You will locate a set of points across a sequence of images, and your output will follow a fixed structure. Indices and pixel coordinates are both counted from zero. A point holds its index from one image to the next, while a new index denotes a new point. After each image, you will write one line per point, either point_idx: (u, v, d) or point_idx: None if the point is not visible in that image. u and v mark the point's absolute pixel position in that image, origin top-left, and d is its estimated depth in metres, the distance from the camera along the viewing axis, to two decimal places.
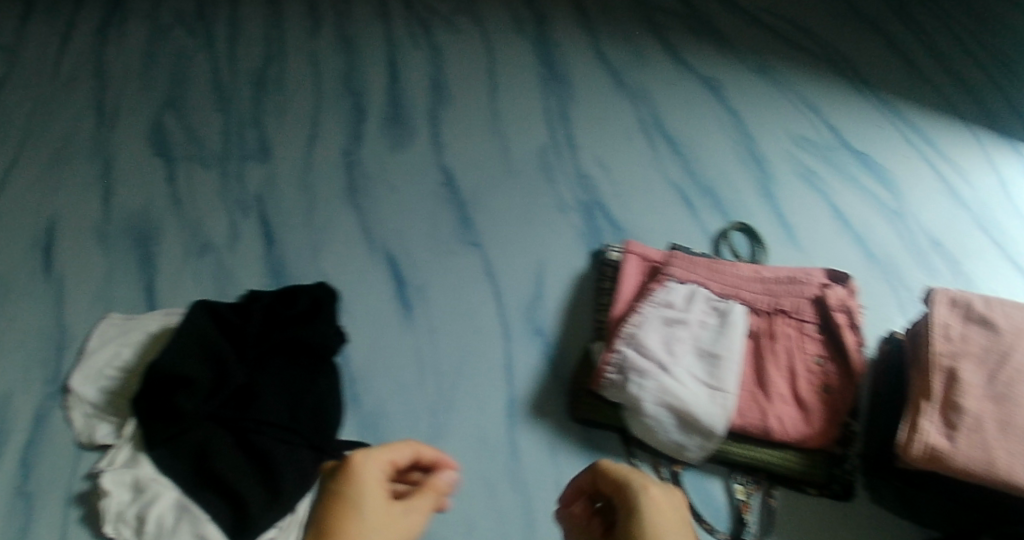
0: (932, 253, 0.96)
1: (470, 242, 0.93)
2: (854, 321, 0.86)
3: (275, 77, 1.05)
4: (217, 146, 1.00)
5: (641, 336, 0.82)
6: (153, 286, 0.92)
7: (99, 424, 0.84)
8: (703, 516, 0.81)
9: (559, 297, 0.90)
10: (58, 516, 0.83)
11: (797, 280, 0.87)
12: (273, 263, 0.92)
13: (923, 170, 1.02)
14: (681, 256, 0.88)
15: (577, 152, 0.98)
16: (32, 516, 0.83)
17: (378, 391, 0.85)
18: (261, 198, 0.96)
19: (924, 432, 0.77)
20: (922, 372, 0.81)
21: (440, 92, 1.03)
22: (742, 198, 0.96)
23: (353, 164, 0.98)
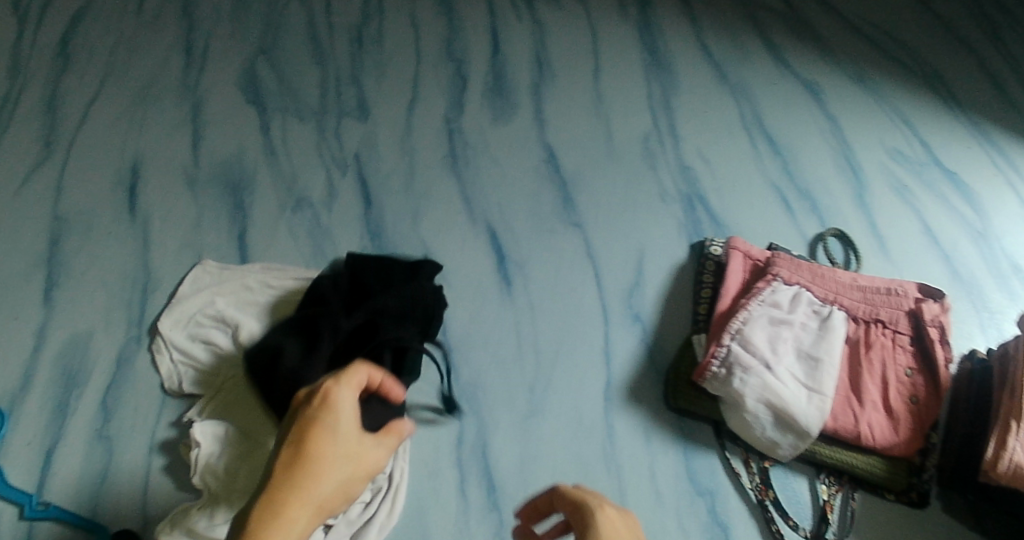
0: (1013, 277, 0.98)
1: (571, 222, 0.92)
2: (946, 337, 0.87)
3: (374, 34, 1.02)
4: (314, 100, 0.97)
5: (748, 332, 0.82)
6: (247, 237, 0.90)
7: (185, 373, 0.83)
8: (787, 512, 0.82)
9: (657, 285, 0.90)
10: (141, 461, 0.81)
11: (894, 291, 0.88)
12: (372, 226, 0.91)
13: (1009, 193, 1.03)
14: (786, 257, 0.88)
15: (679, 142, 0.98)
16: (114, 458, 0.81)
17: (475, 364, 0.85)
18: (359, 158, 0.94)
19: (1010, 449, 0.79)
20: (1011, 391, 0.82)
21: (544, 69, 1.01)
22: (837, 204, 0.97)
23: (455, 132, 0.96)
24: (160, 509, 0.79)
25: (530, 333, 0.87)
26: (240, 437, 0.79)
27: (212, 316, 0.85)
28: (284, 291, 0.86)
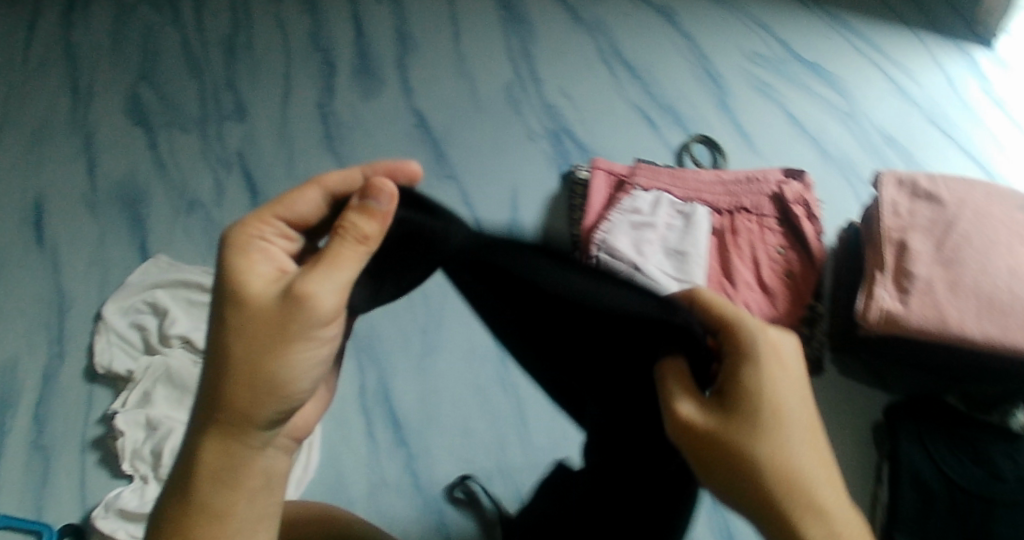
0: (885, 148, 1.00)
1: (446, 175, 0.97)
2: (812, 212, 0.90)
3: (244, 42, 1.08)
4: (195, 110, 1.03)
5: (612, 240, 0.87)
6: (147, 244, 0.96)
7: (117, 355, 0.91)
8: None
9: (534, 216, 0.94)
10: (76, 461, 0.87)
11: (754, 178, 0.92)
12: (260, 213, 0.96)
13: (874, 74, 1.05)
14: (645, 166, 0.93)
15: (541, 85, 1.02)
16: (51, 462, 0.87)
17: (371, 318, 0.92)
18: (242, 155, 1.00)
19: (879, 299, 0.84)
20: (873, 248, 0.88)
21: (406, 42, 1.05)
22: (700, 113, 1.01)
23: (328, 115, 1.01)
24: (97, 500, 0.85)
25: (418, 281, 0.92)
26: (156, 420, 0.86)
27: (148, 304, 0.92)
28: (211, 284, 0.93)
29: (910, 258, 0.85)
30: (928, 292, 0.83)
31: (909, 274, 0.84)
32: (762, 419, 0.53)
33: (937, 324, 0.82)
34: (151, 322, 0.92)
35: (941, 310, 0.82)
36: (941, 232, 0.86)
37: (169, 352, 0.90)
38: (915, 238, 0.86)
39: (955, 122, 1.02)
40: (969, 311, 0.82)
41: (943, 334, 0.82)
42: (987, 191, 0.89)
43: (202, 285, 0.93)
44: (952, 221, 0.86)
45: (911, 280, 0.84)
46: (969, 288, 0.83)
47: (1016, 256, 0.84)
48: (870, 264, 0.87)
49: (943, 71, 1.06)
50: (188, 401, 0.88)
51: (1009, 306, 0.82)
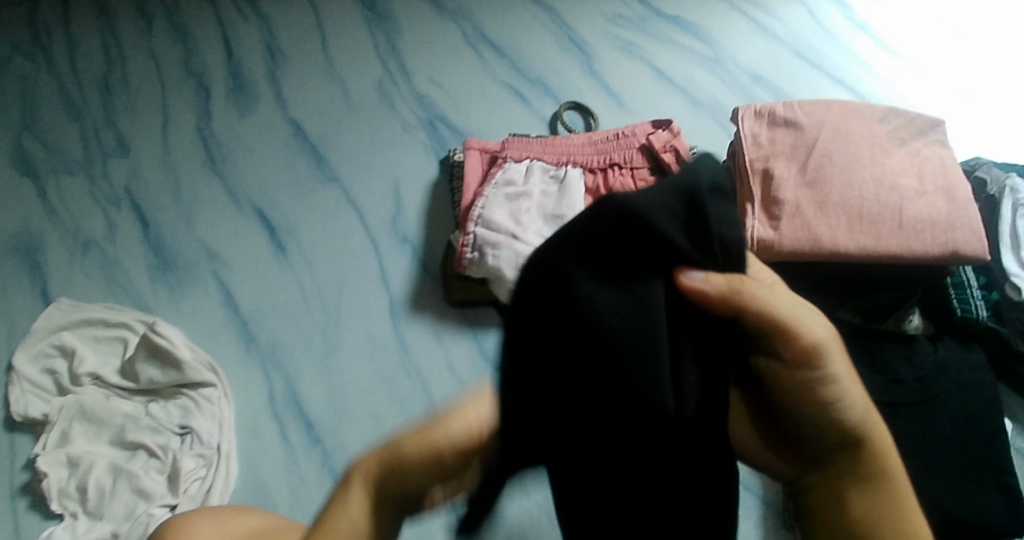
0: (752, 85, 1.05)
1: (328, 178, 1.00)
2: (683, 157, 0.91)
3: (119, 78, 1.08)
4: (79, 152, 1.04)
5: (488, 214, 0.87)
6: (48, 288, 0.97)
7: (32, 401, 0.88)
8: None
9: (417, 205, 0.99)
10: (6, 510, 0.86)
11: (622, 134, 0.94)
12: (154, 243, 0.98)
13: (736, 17, 1.10)
14: (516, 139, 0.95)
15: (411, 77, 1.05)
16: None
17: (272, 327, 0.92)
18: (129, 190, 1.01)
19: (752, 230, 0.84)
20: (743, 182, 0.89)
21: (276, 55, 1.07)
22: (568, 81, 1.04)
23: (208, 138, 1.03)
24: None
25: (314, 284, 0.94)
26: (77, 457, 0.84)
27: (56, 347, 0.91)
28: (119, 319, 0.92)
29: (776, 186, 0.86)
30: (797, 215, 0.83)
31: (777, 201, 0.85)
32: (849, 373, 0.57)
33: (809, 245, 0.82)
34: (62, 364, 0.91)
35: (812, 230, 0.83)
36: (804, 155, 0.87)
37: (80, 390, 0.88)
38: (780, 165, 0.87)
39: (816, 51, 1.09)
40: (839, 227, 0.83)
41: (816, 254, 0.82)
42: (846, 109, 0.91)
43: (104, 319, 0.92)
44: (813, 142, 0.87)
45: (780, 206, 0.84)
46: (838, 205, 0.84)
47: (879, 167, 0.86)
48: (741, 197, 0.88)
49: (802, 6, 1.11)
50: (106, 433, 0.86)
51: (877, 216, 0.83)
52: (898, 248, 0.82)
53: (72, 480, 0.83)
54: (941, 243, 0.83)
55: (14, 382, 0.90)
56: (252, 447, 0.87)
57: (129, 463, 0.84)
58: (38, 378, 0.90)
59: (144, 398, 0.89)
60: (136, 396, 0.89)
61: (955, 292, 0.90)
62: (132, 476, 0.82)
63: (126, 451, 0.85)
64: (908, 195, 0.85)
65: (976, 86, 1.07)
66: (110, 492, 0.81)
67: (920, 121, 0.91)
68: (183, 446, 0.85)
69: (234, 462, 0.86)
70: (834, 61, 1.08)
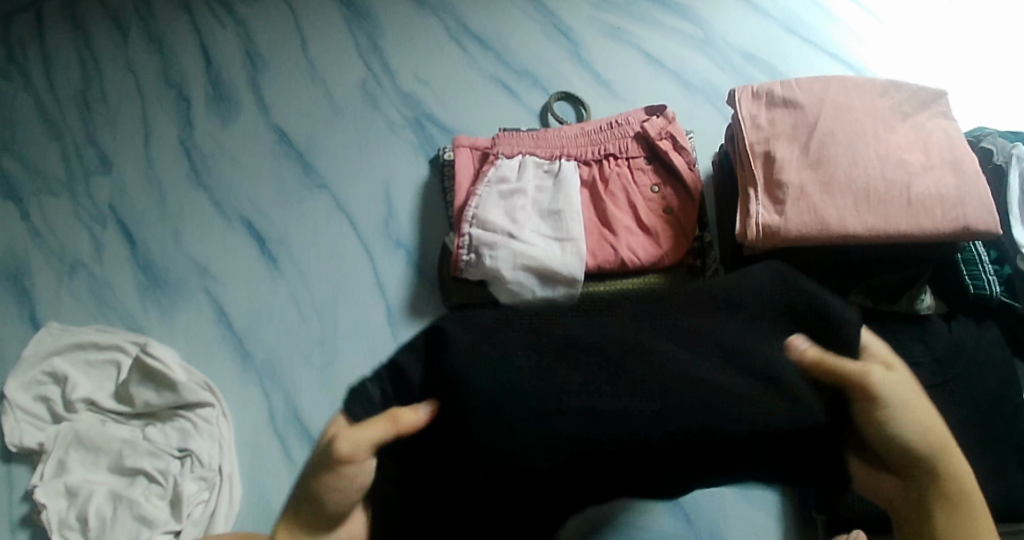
0: (746, 66, 1.03)
1: (316, 184, 0.97)
2: (679, 144, 0.89)
3: (97, 93, 1.05)
4: (60, 171, 1.02)
5: (482, 214, 0.85)
6: (35, 313, 0.94)
7: (26, 429, 0.86)
8: None
9: (409, 207, 0.96)
10: None
11: (616, 123, 0.91)
12: (141, 261, 0.96)
13: None
14: (506, 135, 0.92)
15: (395, 75, 1.02)
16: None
17: (267, 341, 0.90)
18: (114, 207, 0.99)
19: (755, 215, 0.82)
20: (744, 166, 0.86)
21: (255, 59, 1.05)
22: (557, 70, 1.02)
23: (191, 149, 1.01)
24: None
25: (307, 294, 0.92)
26: (75, 486, 0.81)
27: (47, 374, 0.88)
28: (113, 342, 0.89)
29: (778, 168, 0.83)
30: (802, 197, 0.81)
31: (780, 184, 0.82)
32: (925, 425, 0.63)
33: (816, 228, 0.80)
34: (55, 391, 0.88)
35: (818, 212, 0.80)
36: (805, 135, 0.84)
37: (76, 417, 0.86)
38: (781, 146, 0.84)
39: (809, 26, 1.05)
40: (847, 208, 0.80)
41: (823, 237, 0.80)
42: (846, 84, 0.88)
43: (96, 343, 0.89)
44: (815, 121, 0.84)
45: (783, 190, 0.81)
46: (842, 185, 0.81)
47: (883, 143, 0.84)
48: (743, 182, 0.86)
49: None
50: (105, 460, 0.83)
51: (884, 195, 0.81)
52: (908, 226, 0.80)
53: (71, 511, 0.80)
54: (951, 219, 0.80)
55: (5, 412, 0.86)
56: (255, 466, 0.85)
57: (128, 490, 0.81)
58: (33, 407, 0.87)
59: (140, 421, 0.86)
60: (132, 420, 0.86)
61: (966, 268, 0.87)
62: (132, 503, 0.79)
63: (125, 477, 0.82)
64: (915, 171, 0.82)
65: (973, 49, 1.04)
66: (111, 521, 0.79)
67: (923, 94, 0.88)
68: (183, 470, 0.82)
69: (233, 484, 0.83)
70: (828, 36, 1.05)
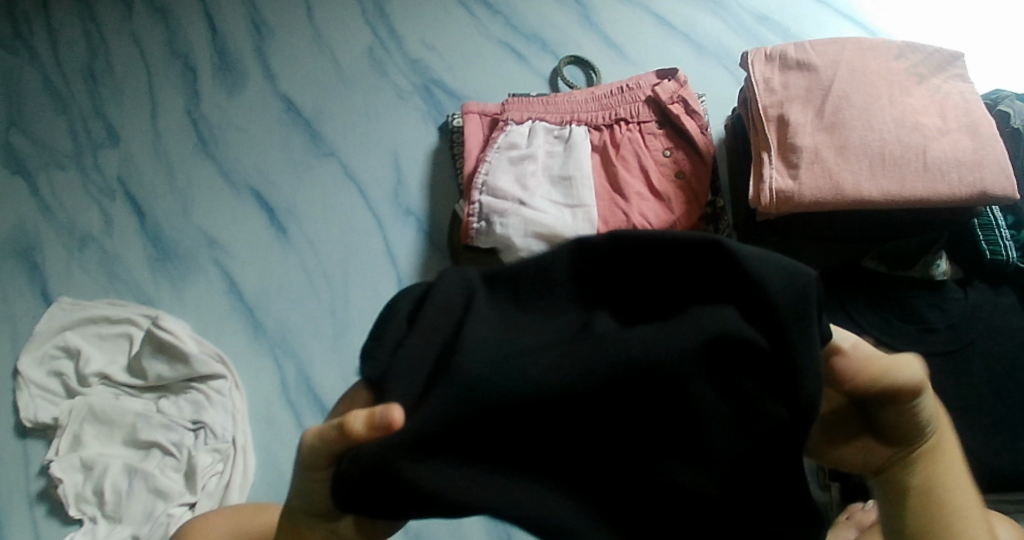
0: (759, 27, 1.02)
1: (324, 153, 0.97)
2: (691, 107, 0.88)
3: (103, 65, 1.05)
4: (68, 145, 1.01)
5: (493, 181, 0.84)
6: (48, 287, 0.94)
7: (42, 404, 0.86)
8: None
9: (418, 175, 0.95)
10: (26, 515, 0.84)
11: (628, 87, 0.90)
12: (151, 234, 0.95)
13: None
14: (516, 100, 0.91)
15: (402, 42, 1.01)
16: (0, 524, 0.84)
17: (278, 311, 0.90)
18: (122, 180, 0.98)
19: (769, 180, 0.81)
20: (757, 130, 0.85)
21: (260, 27, 1.04)
22: (566, 34, 1.01)
23: (198, 120, 1.00)
24: None
25: (317, 264, 0.92)
26: (91, 460, 0.82)
27: (60, 348, 0.88)
28: (123, 316, 0.89)
29: (792, 132, 0.82)
30: (816, 161, 0.80)
31: (795, 148, 0.81)
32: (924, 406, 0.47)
33: (832, 193, 0.79)
34: (68, 365, 0.88)
35: (833, 177, 0.79)
36: (819, 99, 0.83)
37: (90, 391, 0.86)
38: (794, 110, 0.83)
39: None
40: (862, 172, 0.79)
41: (840, 202, 0.79)
42: (861, 46, 0.86)
43: (107, 316, 0.89)
44: (829, 84, 0.83)
45: (798, 154, 0.80)
46: (858, 148, 0.80)
47: (899, 106, 0.82)
48: (756, 146, 0.84)
49: None
50: (119, 433, 0.84)
51: (901, 159, 0.79)
52: (924, 191, 0.79)
53: (88, 484, 0.81)
54: (969, 183, 0.79)
55: (22, 386, 0.87)
56: (268, 437, 0.86)
57: (143, 463, 0.81)
58: (47, 385, 0.87)
59: (154, 394, 0.86)
60: (145, 393, 0.86)
61: (983, 233, 0.86)
62: (148, 475, 0.80)
63: (140, 450, 0.83)
64: (931, 134, 0.81)
65: (989, 5, 1.02)
66: (127, 493, 0.79)
67: (939, 56, 0.87)
68: (197, 442, 0.83)
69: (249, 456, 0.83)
70: None
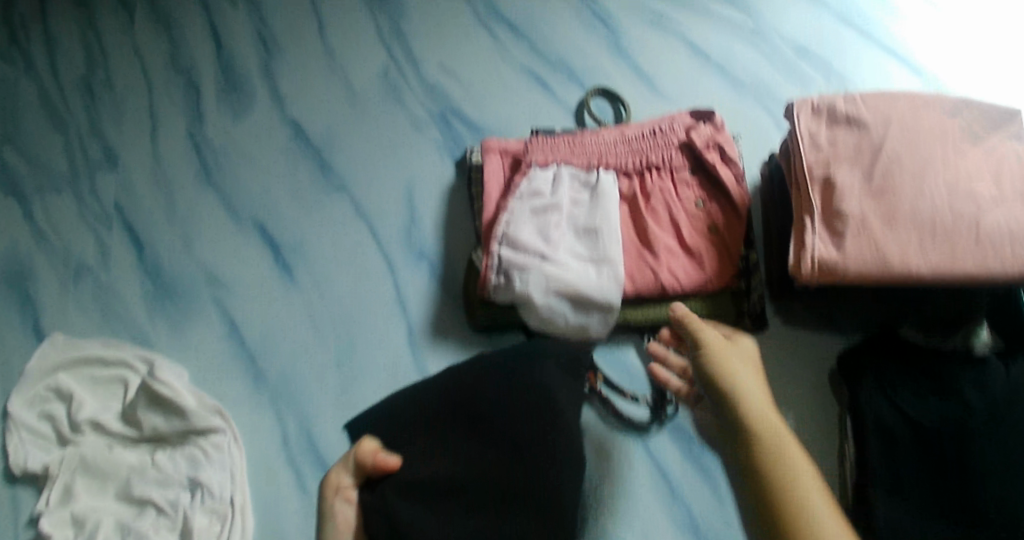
0: (798, 62, 0.97)
1: (334, 185, 0.91)
2: (727, 155, 0.84)
3: (104, 81, 0.99)
4: (65, 166, 0.96)
5: (512, 232, 0.80)
6: (39, 321, 0.89)
7: (33, 450, 0.82)
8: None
9: (433, 213, 0.90)
10: None
11: (660, 131, 0.86)
12: (149, 269, 0.90)
13: None
14: (540, 141, 0.86)
15: (419, 65, 0.96)
16: None
17: (282, 359, 0.84)
18: (120, 207, 0.93)
19: (810, 247, 0.76)
20: (799, 189, 0.79)
21: (270, 46, 0.98)
22: (594, 65, 0.96)
23: (201, 143, 0.95)
24: None
25: (323, 311, 0.86)
26: (82, 515, 0.78)
27: (53, 391, 0.85)
28: (119, 360, 0.85)
29: (839, 195, 0.76)
30: (864, 230, 0.75)
31: (841, 213, 0.75)
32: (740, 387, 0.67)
33: (877, 266, 0.74)
34: (61, 409, 0.84)
35: (880, 247, 0.74)
36: (869, 160, 0.77)
37: (82, 439, 0.82)
38: (842, 171, 0.77)
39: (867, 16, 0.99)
40: (910, 243, 0.74)
41: (885, 277, 0.74)
42: (914, 101, 0.80)
43: (103, 358, 0.85)
44: (880, 143, 0.77)
45: (844, 220, 0.75)
46: (909, 215, 0.75)
47: (952, 170, 0.76)
48: (797, 206, 0.79)
49: None
50: (112, 487, 0.80)
51: (951, 228, 0.74)
52: (977, 265, 0.73)
53: None
54: None
55: (11, 430, 0.83)
56: (267, 495, 0.80)
57: (136, 522, 0.77)
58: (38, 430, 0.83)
59: (149, 445, 0.81)
60: (140, 444, 0.81)
61: None
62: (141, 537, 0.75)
63: (133, 507, 0.78)
64: (986, 203, 0.75)
65: None
66: None
67: (996, 113, 0.80)
68: (193, 502, 0.77)
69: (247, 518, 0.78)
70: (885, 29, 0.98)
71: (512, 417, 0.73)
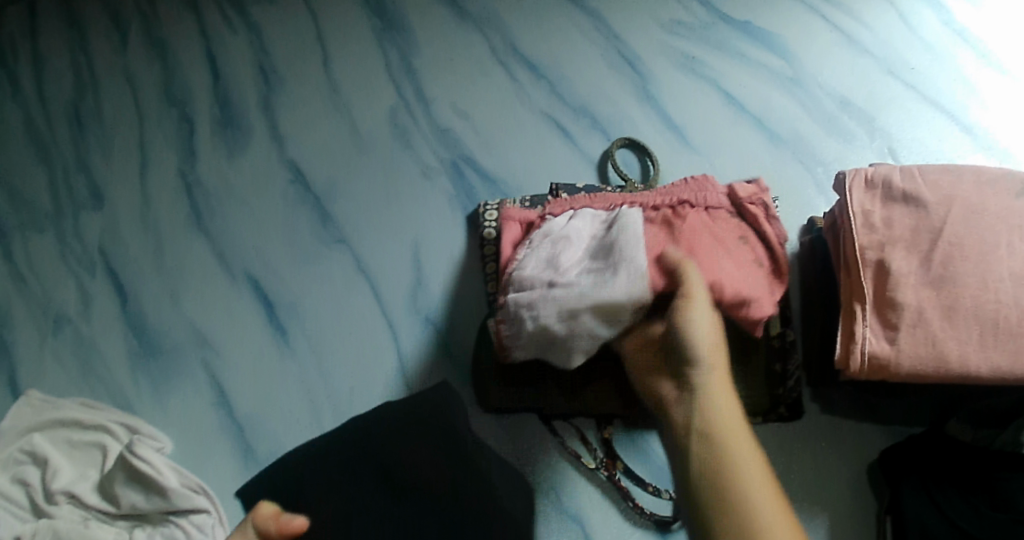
0: (840, 115, 0.88)
1: (335, 239, 0.84)
2: (772, 212, 0.72)
3: (92, 110, 0.92)
4: (47, 204, 0.89)
5: (519, 272, 0.68)
6: (15, 376, 0.83)
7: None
8: None
9: (440, 275, 0.83)
10: None
11: (695, 181, 0.74)
12: (133, 322, 0.83)
13: (817, 23, 0.92)
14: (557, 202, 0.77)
15: (430, 106, 0.89)
16: None
17: (273, 432, 0.78)
18: (104, 252, 0.86)
19: (860, 340, 0.68)
20: (849, 273, 0.71)
21: (270, 79, 0.91)
22: (620, 113, 0.88)
23: (193, 184, 0.88)
24: None
25: (319, 381, 0.80)
26: None
27: (27, 453, 0.77)
28: (99, 426, 0.78)
29: (893, 283, 0.69)
30: (920, 324, 0.67)
31: (896, 304, 0.68)
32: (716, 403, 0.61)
33: (933, 366, 0.67)
34: (34, 475, 0.76)
35: (937, 345, 0.67)
36: (927, 244, 0.69)
37: (56, 511, 0.74)
38: (896, 255, 0.69)
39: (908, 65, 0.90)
40: (970, 342, 0.66)
41: (941, 378, 0.67)
42: (980, 177, 0.72)
43: (80, 422, 0.79)
44: (941, 225, 0.69)
45: (899, 312, 0.68)
46: (971, 310, 0.67)
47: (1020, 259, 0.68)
48: (847, 290, 0.71)
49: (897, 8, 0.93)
50: None
51: (1016, 328, 0.66)
52: None
53: None
54: None
55: None
56: None
57: None
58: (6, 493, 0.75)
59: (127, 523, 0.75)
60: (118, 520, 0.75)
61: None
62: None
63: None
64: None
65: None
66: None
67: None
68: None
69: None
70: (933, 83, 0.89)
71: (379, 454, 0.75)
